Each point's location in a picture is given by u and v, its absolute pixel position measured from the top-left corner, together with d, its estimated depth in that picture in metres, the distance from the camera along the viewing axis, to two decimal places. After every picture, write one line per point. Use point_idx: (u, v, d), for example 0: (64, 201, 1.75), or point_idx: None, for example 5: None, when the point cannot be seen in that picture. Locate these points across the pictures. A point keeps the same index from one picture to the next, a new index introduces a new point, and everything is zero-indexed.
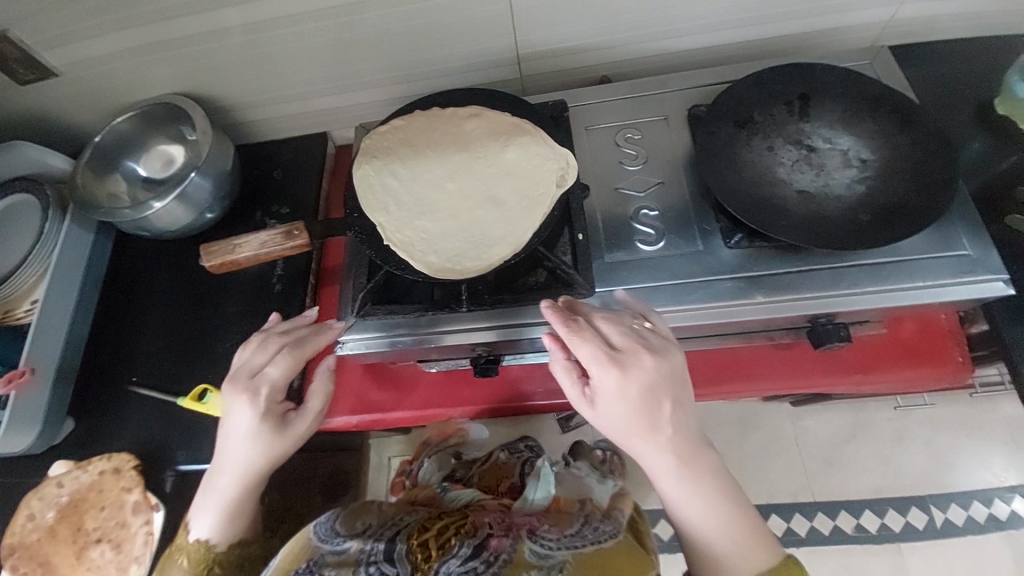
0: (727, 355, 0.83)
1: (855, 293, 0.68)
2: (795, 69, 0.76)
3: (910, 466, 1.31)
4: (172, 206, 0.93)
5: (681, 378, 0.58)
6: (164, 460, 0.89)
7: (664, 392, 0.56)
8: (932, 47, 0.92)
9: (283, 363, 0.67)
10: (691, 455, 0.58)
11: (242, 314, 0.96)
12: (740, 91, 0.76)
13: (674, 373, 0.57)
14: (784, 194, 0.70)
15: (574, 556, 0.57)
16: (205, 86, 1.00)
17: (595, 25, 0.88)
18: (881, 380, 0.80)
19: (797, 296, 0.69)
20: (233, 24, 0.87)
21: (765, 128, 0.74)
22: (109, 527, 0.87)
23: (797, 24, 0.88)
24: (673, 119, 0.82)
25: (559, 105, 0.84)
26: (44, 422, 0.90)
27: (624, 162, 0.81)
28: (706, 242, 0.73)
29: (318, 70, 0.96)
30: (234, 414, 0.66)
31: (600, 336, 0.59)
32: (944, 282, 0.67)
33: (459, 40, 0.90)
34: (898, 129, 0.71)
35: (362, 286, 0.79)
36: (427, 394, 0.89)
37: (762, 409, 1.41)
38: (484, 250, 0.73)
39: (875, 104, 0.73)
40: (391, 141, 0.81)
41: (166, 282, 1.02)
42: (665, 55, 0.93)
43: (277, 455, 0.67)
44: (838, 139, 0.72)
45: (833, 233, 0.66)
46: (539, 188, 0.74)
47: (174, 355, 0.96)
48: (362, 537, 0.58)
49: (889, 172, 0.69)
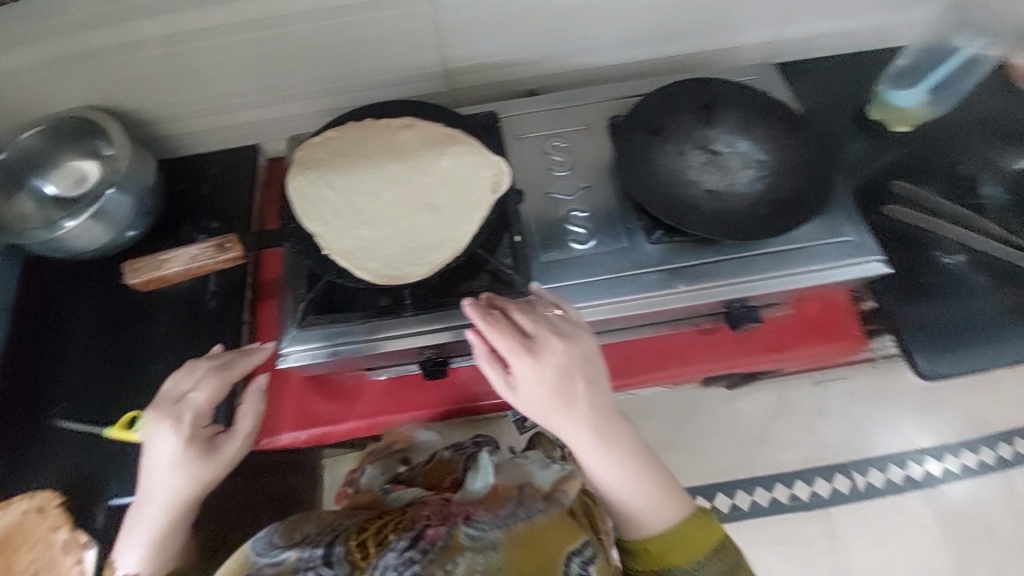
0: (661, 344, 0.90)
1: (762, 278, 0.76)
2: (696, 82, 0.84)
3: (834, 437, 1.45)
4: (88, 225, 0.88)
5: (590, 357, 0.64)
6: (94, 494, 0.84)
7: (575, 372, 0.63)
8: (815, 62, 1.05)
9: (207, 387, 0.67)
10: (604, 426, 0.64)
11: (174, 335, 0.92)
12: (651, 102, 0.83)
13: (583, 354, 0.64)
14: (695, 193, 0.77)
15: (506, 533, 0.61)
16: (123, 100, 0.96)
17: (520, 40, 0.94)
18: (792, 356, 0.89)
19: (713, 283, 0.76)
20: (149, 36, 0.86)
21: (674, 135, 0.81)
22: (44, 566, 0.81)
23: (701, 41, 0.98)
24: (595, 127, 0.89)
25: (489, 115, 0.87)
26: None
27: (554, 168, 0.86)
28: (632, 239, 0.79)
29: (246, 82, 0.95)
30: (157, 442, 0.64)
31: (515, 327, 0.64)
32: (833, 264, 0.77)
33: (391, 53, 0.92)
34: (786, 134, 0.81)
35: (302, 296, 0.79)
36: (377, 403, 0.90)
37: (702, 395, 1.51)
38: (424, 255, 0.75)
39: (766, 112, 0.82)
40: (325, 153, 0.82)
41: (86, 307, 0.96)
42: (588, 68, 1.00)
43: (205, 482, 0.64)
44: (738, 143, 0.81)
45: (738, 226, 0.74)
46: (474, 194, 0.78)
47: (101, 382, 0.90)
48: (301, 546, 0.61)
49: (781, 170, 0.78)
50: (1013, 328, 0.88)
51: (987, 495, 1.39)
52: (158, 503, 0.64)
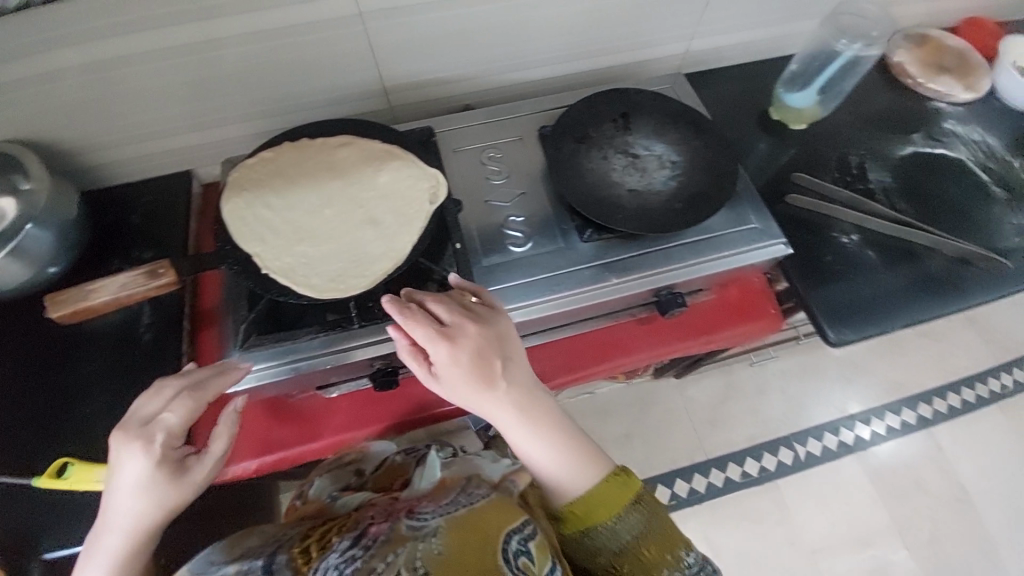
0: (604, 335, 0.96)
1: (682, 266, 0.84)
2: (612, 93, 0.92)
3: (774, 413, 1.57)
4: (6, 262, 0.83)
5: (506, 338, 0.67)
6: (25, 551, 0.78)
7: (493, 352, 0.65)
8: (720, 72, 1.17)
9: (181, 408, 0.63)
10: (528, 403, 0.67)
11: (107, 372, 0.88)
12: (574, 113, 0.90)
13: (499, 335, 0.66)
14: (619, 193, 0.84)
15: (448, 520, 0.61)
16: (39, 132, 0.92)
17: (450, 61, 0.99)
18: (721, 337, 0.98)
19: (640, 275, 0.82)
20: (72, 65, 0.82)
21: (597, 141, 0.88)
22: None
23: (619, 56, 1.08)
24: (527, 138, 0.94)
25: (425, 130, 0.91)
26: None
27: (490, 177, 0.90)
28: (567, 239, 0.85)
29: (176, 107, 0.94)
30: (125, 467, 0.60)
31: (431, 316, 0.66)
32: (743, 250, 0.86)
33: (324, 75, 0.95)
34: (694, 137, 0.89)
35: (243, 318, 0.79)
36: (332, 421, 0.89)
37: (653, 386, 1.60)
38: (367, 267, 0.77)
39: (676, 118, 0.90)
40: (262, 174, 0.82)
41: (0, 351, 0.89)
42: (517, 83, 1.07)
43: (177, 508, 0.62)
44: (654, 146, 0.88)
45: (658, 221, 0.81)
46: (413, 206, 0.81)
47: (24, 431, 0.84)
48: (240, 560, 0.60)
49: (693, 168, 0.86)
50: (912, 295, 0.97)
51: (908, 450, 1.54)
52: (125, 531, 0.60)
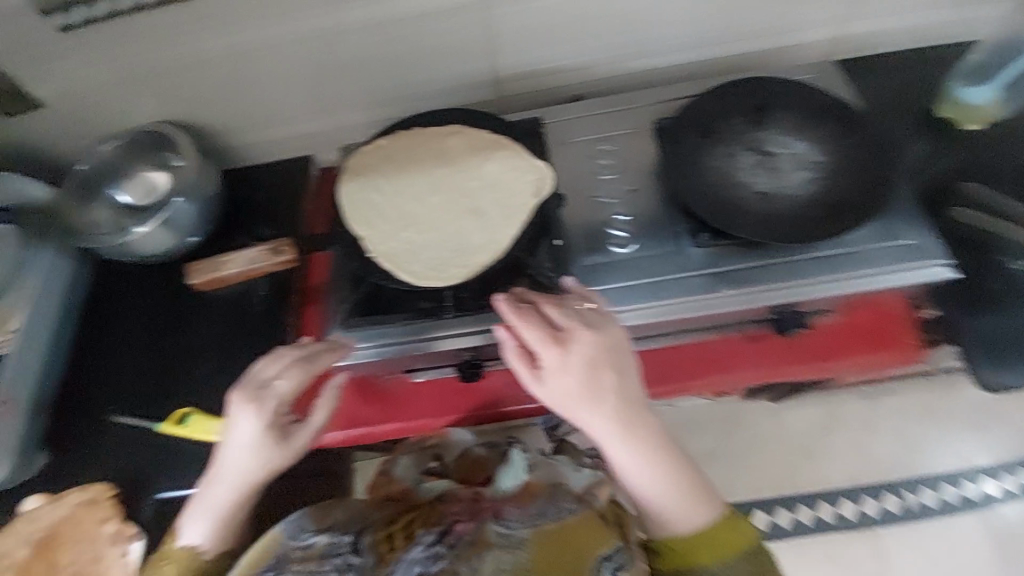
0: (701, 348, 0.84)
1: (811, 283, 0.73)
2: (749, 84, 0.84)
3: (883, 453, 1.34)
4: (156, 232, 0.95)
5: (622, 351, 0.63)
6: (145, 486, 0.88)
7: (605, 364, 0.61)
8: (876, 60, 1.01)
9: (292, 376, 0.67)
10: (637, 424, 0.62)
11: (226, 337, 0.96)
12: (701, 105, 0.83)
13: (613, 347, 0.62)
14: (745, 195, 0.75)
15: (534, 533, 0.59)
16: (189, 114, 1.03)
17: (566, 49, 0.97)
18: (843, 365, 0.82)
19: (763, 287, 0.73)
20: (213, 49, 0.92)
21: (725, 136, 0.80)
22: (85, 562, 0.83)
23: (753, 43, 0.98)
24: (642, 130, 0.89)
25: (534, 121, 0.89)
26: (18, 456, 0.88)
27: (599, 172, 0.86)
28: (678, 243, 0.78)
29: (300, 95, 1.01)
30: (238, 423, 0.65)
31: (544, 319, 0.64)
32: (890, 269, 0.73)
33: (438, 65, 0.96)
34: (844, 135, 0.78)
35: (345, 298, 0.81)
36: (415, 405, 0.89)
37: (744, 407, 1.44)
38: (467, 258, 0.76)
39: (822, 114, 0.80)
40: (376, 159, 0.85)
41: (144, 307, 1.02)
42: (633, 73, 1.02)
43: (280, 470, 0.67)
44: (792, 145, 0.79)
45: (788, 228, 0.72)
46: (518, 199, 0.78)
47: (156, 380, 0.95)
48: (329, 533, 0.61)
49: (839, 171, 0.75)
50: None
51: None
52: (234, 484, 0.65)
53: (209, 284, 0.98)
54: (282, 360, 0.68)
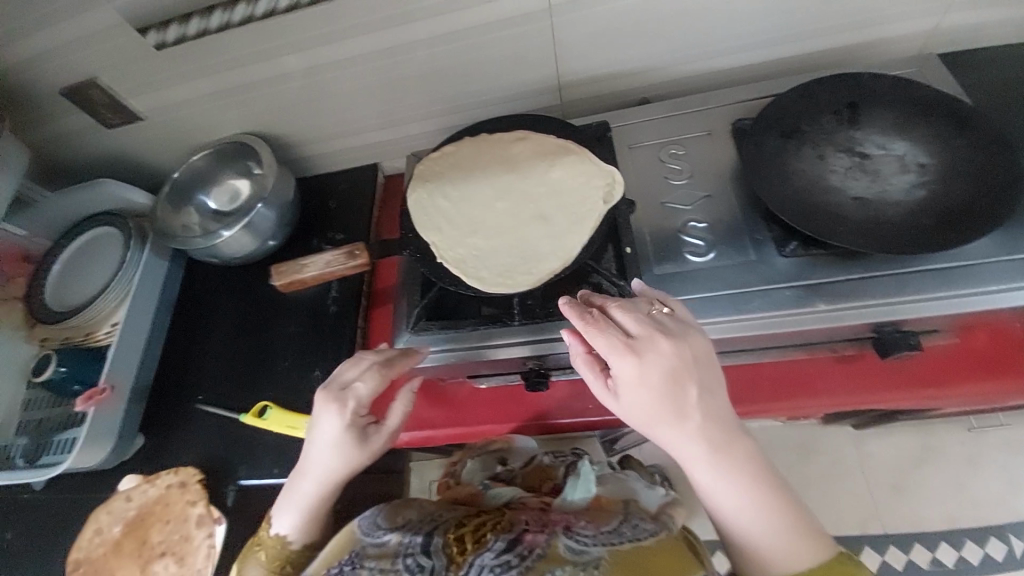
0: (789, 368, 0.81)
1: (923, 300, 0.66)
2: (840, 80, 0.77)
3: (986, 493, 1.21)
4: (239, 235, 1.02)
5: (703, 360, 0.57)
6: (226, 475, 0.93)
7: (687, 377, 0.56)
8: (982, 52, 0.91)
9: (372, 378, 0.69)
10: (721, 439, 0.57)
11: (300, 337, 1.01)
12: (785, 104, 0.77)
13: (694, 356, 0.57)
14: (839, 201, 0.69)
15: (611, 552, 0.57)
16: (269, 125, 1.10)
17: (632, 52, 0.94)
18: (959, 394, 0.76)
19: (859, 303, 0.67)
20: (293, 69, 0.97)
21: (813, 137, 0.74)
22: (174, 541, 0.91)
23: (837, 39, 0.91)
24: (716, 133, 0.84)
25: (602, 126, 0.87)
26: (117, 438, 0.96)
27: (670, 176, 0.82)
28: (760, 252, 0.73)
29: (370, 106, 1.04)
30: (322, 421, 0.68)
31: (616, 326, 0.59)
32: (1020, 286, 0.64)
33: (503, 72, 0.97)
34: (956, 133, 0.70)
35: (415, 303, 0.82)
36: (477, 411, 0.90)
37: (818, 431, 1.34)
38: (535, 265, 0.74)
39: (928, 110, 0.73)
40: (443, 166, 0.86)
41: (229, 305, 1.09)
42: (701, 75, 0.98)
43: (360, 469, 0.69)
44: (891, 145, 0.72)
45: (895, 237, 0.65)
46: (587, 205, 0.76)
47: (237, 374, 1.01)
48: (402, 530, 0.62)
49: (951, 174, 0.68)
50: None
51: None
52: (318, 480, 0.68)
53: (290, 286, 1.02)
54: (364, 363, 0.70)
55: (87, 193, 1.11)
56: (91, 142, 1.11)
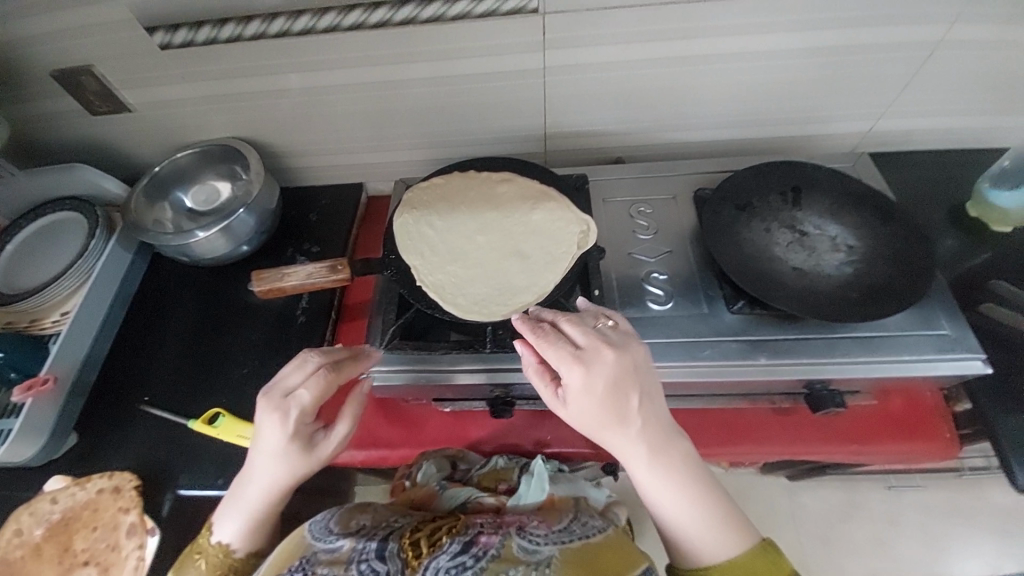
0: (733, 417, 0.89)
1: (848, 361, 0.75)
2: (787, 166, 0.89)
3: (903, 550, 1.30)
4: (217, 237, 1.02)
5: (644, 369, 0.62)
6: (166, 482, 0.89)
7: (630, 386, 0.60)
8: (903, 155, 1.08)
9: (315, 385, 0.67)
10: (661, 445, 0.61)
11: (266, 345, 1.00)
12: (740, 181, 0.88)
13: (636, 366, 0.61)
14: (781, 269, 0.79)
15: (562, 551, 0.62)
16: (261, 134, 1.12)
17: (614, 115, 1.04)
18: (879, 450, 0.86)
19: (796, 361, 0.75)
20: (295, 86, 1.01)
21: (762, 213, 0.85)
22: (101, 549, 0.84)
23: (789, 128, 1.05)
24: (681, 197, 0.94)
25: (581, 178, 0.94)
26: (50, 435, 0.90)
27: (638, 231, 0.90)
28: (712, 306, 0.81)
29: (367, 131, 1.09)
30: (264, 429, 0.66)
31: (564, 336, 0.63)
32: (927, 357, 0.74)
33: (496, 116, 1.05)
34: (879, 223, 0.82)
35: (389, 323, 0.85)
36: (436, 434, 0.92)
37: (756, 481, 1.43)
38: (510, 297, 0.79)
39: (857, 200, 0.84)
40: (430, 197, 0.92)
41: (190, 306, 1.08)
42: (675, 143, 1.09)
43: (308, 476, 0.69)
44: (827, 226, 0.83)
45: (825, 305, 0.74)
46: (562, 248, 0.82)
47: (192, 376, 0.99)
48: (354, 537, 0.64)
49: (872, 258, 0.78)
50: None
51: None
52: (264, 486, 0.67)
53: (272, 293, 0.91)
54: (310, 370, 0.68)
55: (57, 176, 1.10)
56: (70, 126, 1.09)
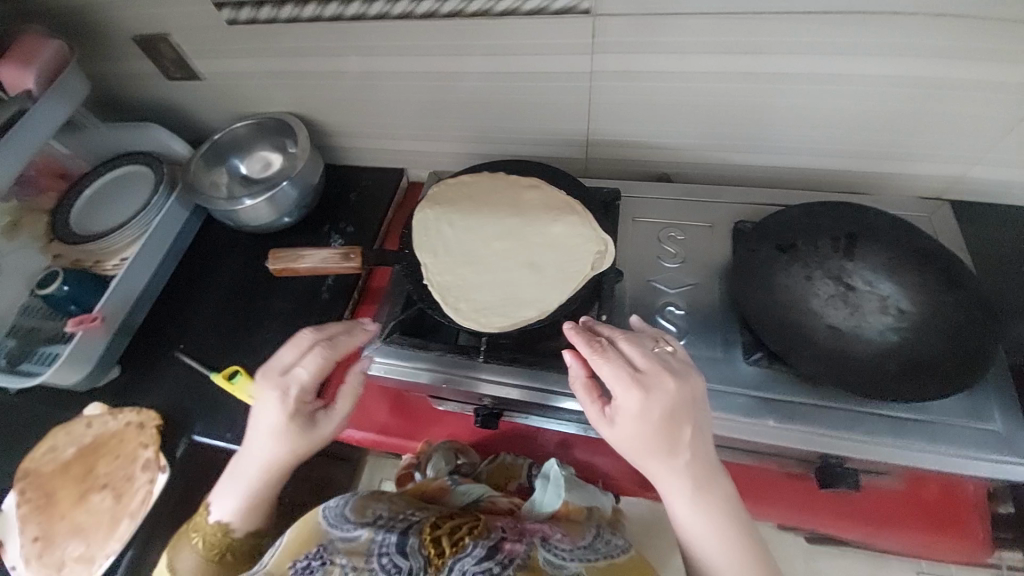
0: (739, 471, 0.82)
1: (869, 441, 0.67)
2: (845, 209, 0.79)
3: None
4: (261, 206, 1.08)
5: (697, 402, 0.64)
6: (183, 428, 0.96)
7: (684, 416, 0.63)
8: (1002, 209, 0.93)
9: (313, 364, 0.69)
10: (704, 478, 0.63)
11: (289, 315, 1.06)
12: (787, 219, 0.80)
13: (691, 397, 0.64)
14: (814, 325, 0.71)
15: (586, 568, 0.68)
16: (313, 111, 1.16)
17: (664, 128, 0.97)
18: (892, 539, 0.77)
19: (808, 430, 0.68)
20: (347, 69, 1.03)
21: (806, 257, 0.75)
22: (117, 477, 0.94)
23: (865, 162, 0.94)
24: (718, 227, 0.86)
25: (613, 193, 0.89)
26: (93, 366, 1.00)
27: (663, 258, 0.84)
28: (727, 352, 0.75)
29: (412, 119, 1.10)
30: (265, 406, 0.69)
31: (624, 358, 0.66)
32: (966, 455, 0.65)
33: (539, 117, 1.01)
34: (943, 289, 0.71)
35: (394, 315, 0.86)
36: (434, 431, 0.93)
37: None
38: (513, 309, 0.77)
39: (922, 259, 0.73)
40: (454, 194, 0.91)
41: (230, 267, 1.15)
42: (728, 165, 1.01)
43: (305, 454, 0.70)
44: (879, 284, 0.73)
45: (856, 375, 0.67)
46: (576, 265, 0.79)
47: (222, 332, 1.06)
48: (374, 528, 0.68)
49: (924, 329, 0.68)
50: None
51: None
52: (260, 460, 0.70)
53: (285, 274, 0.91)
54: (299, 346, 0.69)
55: (135, 133, 1.21)
56: (150, 87, 1.19)
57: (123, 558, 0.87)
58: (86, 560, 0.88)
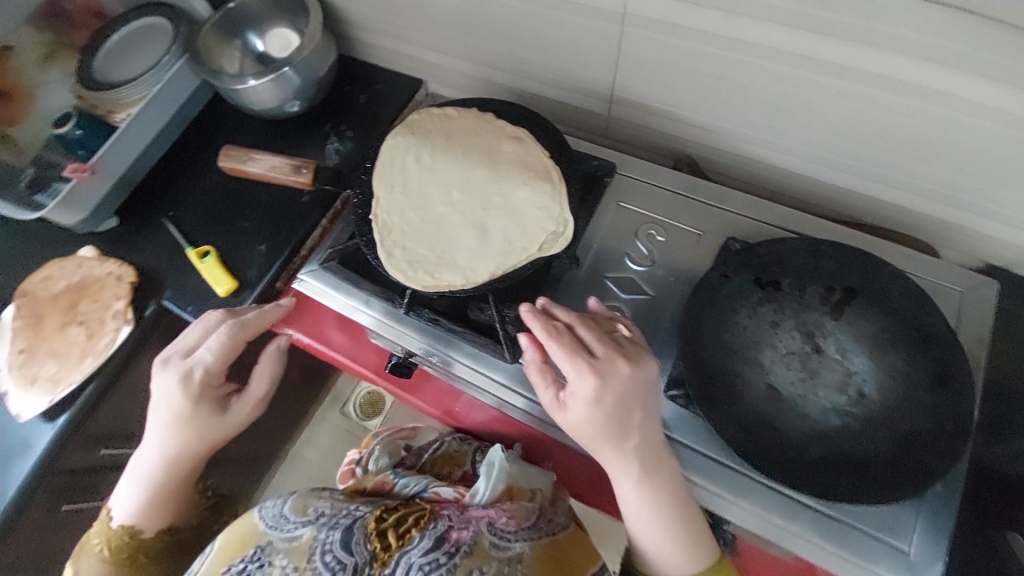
0: None
1: (757, 515, 0.63)
2: (858, 256, 0.65)
3: None
4: (264, 88, 1.01)
5: (651, 388, 0.62)
6: (154, 289, 1.03)
7: (636, 402, 0.61)
8: None
9: (216, 352, 0.76)
10: (654, 465, 0.62)
11: (268, 210, 1.06)
12: (783, 250, 0.67)
13: (646, 383, 0.62)
14: (752, 379, 0.63)
15: (533, 548, 0.71)
16: None
17: (695, 104, 0.82)
18: None
19: (695, 482, 0.65)
20: None
21: (783, 301, 0.65)
22: (91, 318, 1.04)
23: (922, 202, 0.77)
24: (708, 237, 0.75)
25: (604, 168, 0.79)
26: (90, 213, 1.05)
27: (631, 256, 0.76)
28: None
29: (429, 27, 0.99)
30: (170, 395, 0.75)
31: (580, 342, 0.62)
32: (856, 562, 0.60)
33: (557, 56, 0.87)
34: (925, 384, 0.60)
35: (340, 241, 0.85)
36: (369, 357, 0.92)
37: None
38: (444, 270, 0.73)
39: (918, 344, 0.61)
40: (434, 127, 0.82)
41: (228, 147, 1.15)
42: (758, 163, 0.85)
43: (209, 436, 0.77)
44: (852, 356, 0.62)
45: (769, 448, 0.61)
46: (525, 241, 0.73)
47: (211, 212, 1.08)
48: (315, 525, 0.68)
49: (878, 424, 0.60)
50: None
51: None
52: (165, 440, 0.77)
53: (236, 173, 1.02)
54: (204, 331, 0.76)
55: None
56: None
57: (82, 390, 1.00)
58: (53, 381, 1.00)
